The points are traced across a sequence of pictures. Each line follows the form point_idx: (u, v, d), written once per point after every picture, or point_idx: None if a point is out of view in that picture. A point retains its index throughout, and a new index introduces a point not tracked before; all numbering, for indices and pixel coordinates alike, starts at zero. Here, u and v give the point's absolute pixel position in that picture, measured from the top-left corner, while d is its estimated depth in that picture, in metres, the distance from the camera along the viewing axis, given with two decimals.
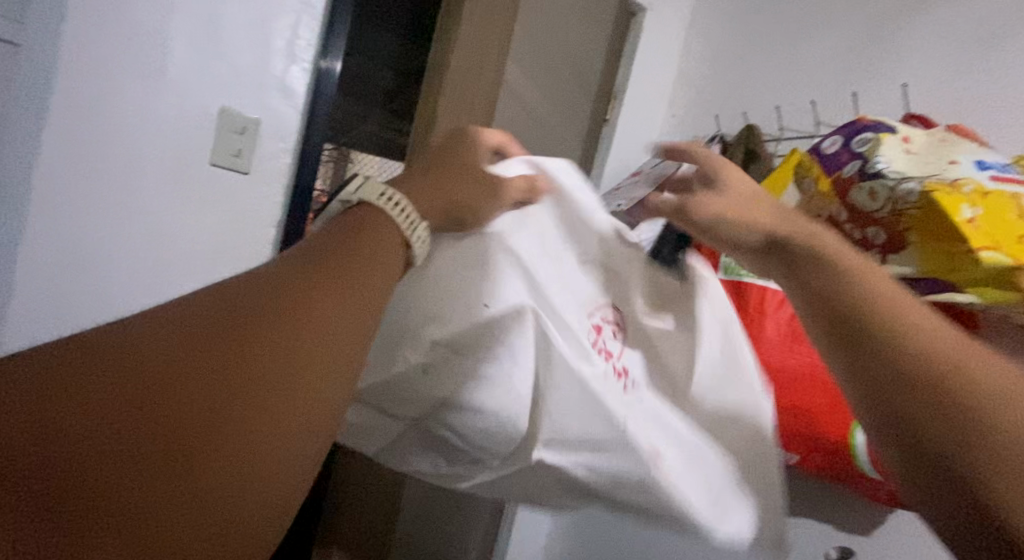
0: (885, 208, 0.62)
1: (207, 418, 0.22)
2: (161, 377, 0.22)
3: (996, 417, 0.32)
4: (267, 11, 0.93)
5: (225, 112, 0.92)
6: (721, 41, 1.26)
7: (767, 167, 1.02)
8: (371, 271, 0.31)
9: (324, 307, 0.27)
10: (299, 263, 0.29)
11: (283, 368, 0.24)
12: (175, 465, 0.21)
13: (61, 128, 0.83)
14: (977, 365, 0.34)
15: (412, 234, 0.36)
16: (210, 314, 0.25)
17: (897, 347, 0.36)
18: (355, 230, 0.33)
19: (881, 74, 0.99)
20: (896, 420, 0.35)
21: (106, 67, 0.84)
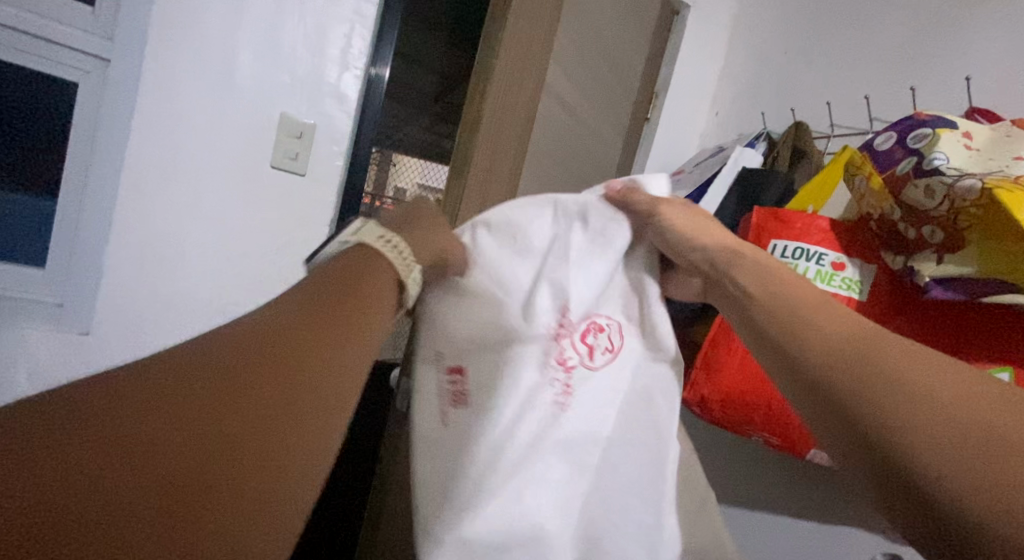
0: (943, 205, 0.60)
1: (207, 449, 0.25)
2: (164, 415, 0.25)
3: (977, 434, 0.32)
4: (324, 20, 0.97)
5: (284, 118, 0.97)
6: (771, 38, 1.24)
7: (816, 166, 0.99)
8: (360, 318, 0.32)
9: (318, 344, 0.30)
10: (290, 311, 0.31)
11: (274, 401, 0.27)
12: (175, 490, 0.24)
13: (143, 137, 0.91)
14: (929, 390, 0.35)
15: (407, 275, 0.37)
16: (209, 363, 0.27)
17: (863, 367, 0.37)
18: (348, 271, 0.35)
19: (943, 66, 0.95)
20: (851, 432, 0.36)
21: (181, 80, 0.92)
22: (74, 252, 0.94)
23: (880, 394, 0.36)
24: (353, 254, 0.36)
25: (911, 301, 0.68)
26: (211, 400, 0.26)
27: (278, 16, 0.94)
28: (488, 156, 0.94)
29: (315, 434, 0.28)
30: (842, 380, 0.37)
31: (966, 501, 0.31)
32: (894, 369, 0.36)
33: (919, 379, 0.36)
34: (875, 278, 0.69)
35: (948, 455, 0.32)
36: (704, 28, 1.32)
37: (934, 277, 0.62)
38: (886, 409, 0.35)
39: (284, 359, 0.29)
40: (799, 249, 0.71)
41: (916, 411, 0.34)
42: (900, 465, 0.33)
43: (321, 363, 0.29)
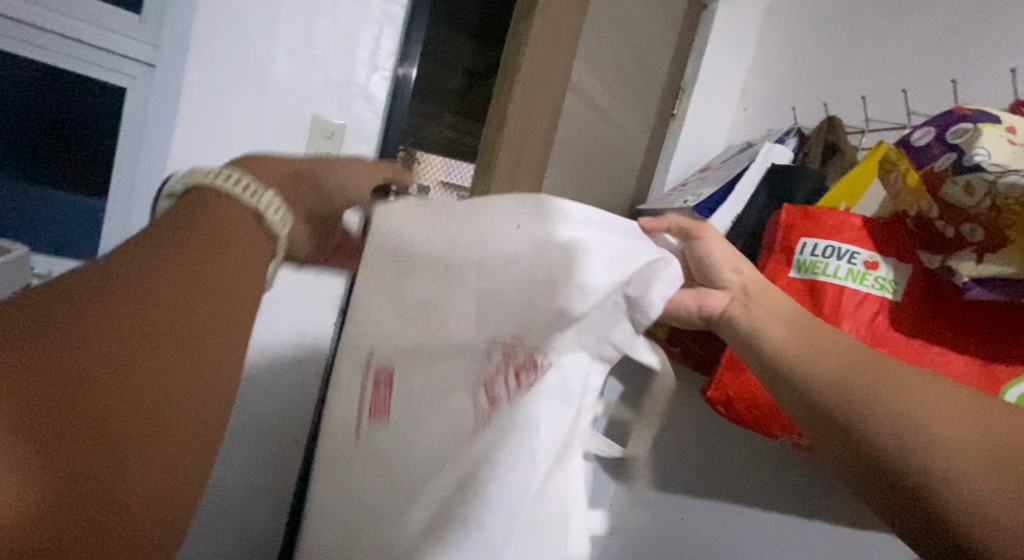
0: (985, 202, 0.58)
1: (68, 395, 0.25)
2: (28, 359, 0.24)
3: (956, 465, 0.39)
4: (355, 22, 0.98)
5: (316, 119, 0.98)
6: (803, 32, 1.22)
7: (849, 162, 0.97)
8: (229, 267, 0.31)
9: (200, 278, 0.30)
10: (148, 265, 0.29)
11: (154, 336, 0.27)
12: (50, 437, 0.24)
13: (186, 139, 0.95)
14: (933, 421, 0.40)
15: (262, 203, 0.34)
16: (46, 331, 0.25)
17: (868, 401, 0.43)
18: (212, 216, 0.33)
19: (986, 58, 0.92)
20: (857, 459, 0.43)
21: (220, 83, 0.94)
22: (122, 247, 0.98)
23: (882, 426, 0.42)
24: (209, 199, 0.33)
25: (944, 302, 0.66)
26: (55, 374, 0.25)
27: (311, 19, 0.96)
28: (517, 154, 0.94)
29: (210, 361, 0.29)
30: (854, 420, 0.43)
31: (967, 521, 0.37)
32: (893, 399, 0.42)
33: (919, 409, 0.41)
34: (910, 277, 0.67)
35: (962, 473, 0.38)
36: (734, 22, 1.29)
37: (973, 277, 0.60)
38: (891, 438, 0.41)
39: (136, 320, 0.27)
40: (830, 248, 0.70)
41: (912, 442, 0.40)
42: (919, 494, 0.39)
43: (199, 300, 0.29)
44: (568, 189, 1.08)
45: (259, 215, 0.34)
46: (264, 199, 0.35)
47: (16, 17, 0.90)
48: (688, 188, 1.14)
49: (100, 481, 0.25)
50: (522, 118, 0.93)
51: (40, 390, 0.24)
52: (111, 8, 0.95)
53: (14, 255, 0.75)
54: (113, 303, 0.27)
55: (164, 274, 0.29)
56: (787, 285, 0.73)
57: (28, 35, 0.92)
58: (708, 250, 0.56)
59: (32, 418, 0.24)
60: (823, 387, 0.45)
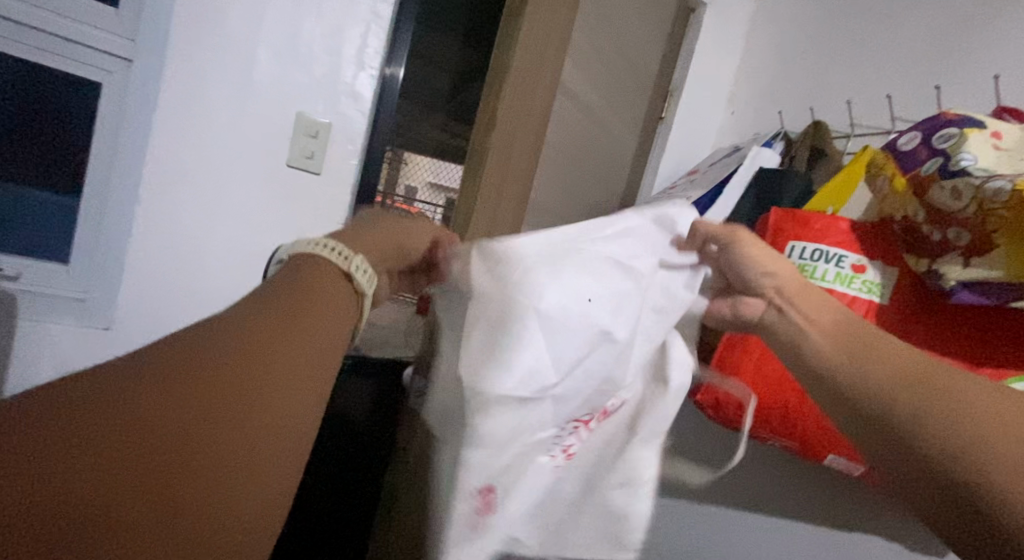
0: (970, 207, 0.59)
1: (171, 452, 0.26)
2: (132, 419, 0.26)
3: (1000, 449, 0.38)
4: (341, 21, 0.97)
5: (300, 117, 0.97)
6: (791, 36, 1.22)
7: (836, 167, 0.98)
8: (322, 311, 0.37)
9: (279, 342, 0.33)
10: (255, 308, 0.34)
11: (240, 392, 0.29)
12: (140, 500, 0.25)
13: (165, 135, 0.93)
14: (984, 422, 0.39)
15: (350, 265, 0.41)
16: (176, 357, 0.29)
17: (920, 401, 0.41)
18: (309, 278, 0.38)
19: (970, 64, 0.93)
20: (903, 457, 0.41)
21: (202, 79, 0.92)
22: (98, 247, 0.96)
23: (933, 413, 0.40)
24: (310, 263, 0.39)
25: (933, 304, 0.66)
26: (193, 386, 0.28)
27: (296, 17, 0.95)
28: (504, 156, 0.94)
29: (285, 416, 0.31)
30: (893, 407, 0.41)
31: (1013, 506, 0.36)
32: (941, 388, 0.41)
33: (963, 398, 0.41)
34: (895, 281, 0.67)
35: (1008, 458, 0.38)
36: (721, 26, 1.30)
37: (960, 281, 0.61)
38: (939, 424, 0.40)
39: (244, 345, 0.31)
40: (819, 251, 0.70)
41: (961, 427, 0.39)
42: (969, 482, 0.38)
43: (280, 359, 0.32)
44: (556, 191, 1.08)
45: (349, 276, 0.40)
46: (349, 260, 0.41)
47: None
48: (676, 191, 1.14)
49: (218, 474, 0.27)
50: (510, 119, 0.92)
51: (170, 399, 0.27)
52: (87, 1, 0.93)
53: None
54: (222, 336, 0.31)
55: (271, 315, 0.34)
56: None
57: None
58: (743, 253, 0.49)
59: (173, 418, 0.27)
60: (869, 374, 0.43)
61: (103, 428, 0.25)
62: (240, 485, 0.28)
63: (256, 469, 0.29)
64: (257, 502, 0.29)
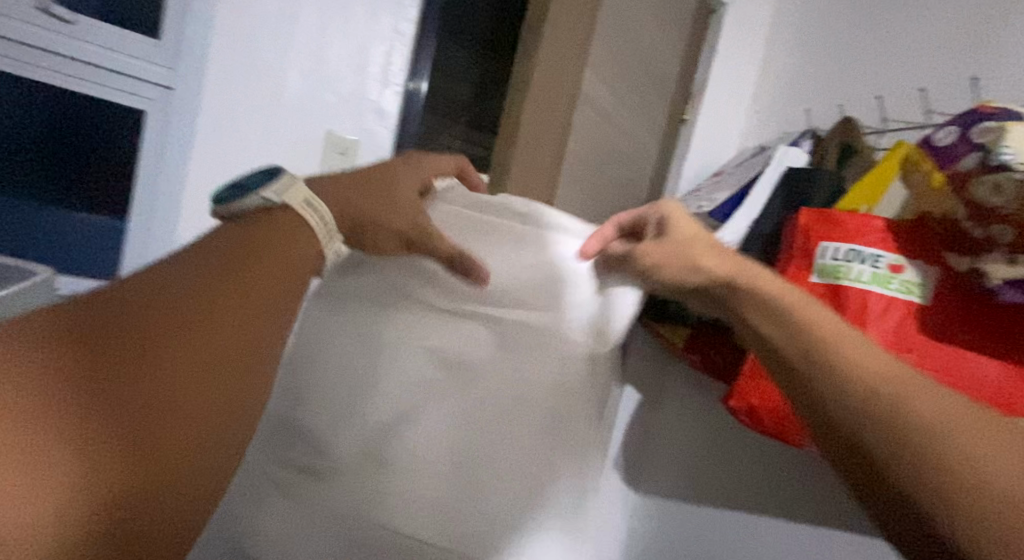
0: (1014, 202, 0.57)
1: (131, 389, 0.25)
2: (104, 354, 0.26)
3: (966, 468, 0.34)
4: (366, 39, 0.99)
5: (330, 135, 0.99)
6: (815, 34, 1.20)
7: (868, 164, 0.95)
8: (276, 265, 0.34)
9: (253, 288, 0.32)
10: (206, 265, 0.32)
11: (215, 335, 0.29)
12: (104, 432, 0.24)
13: (205, 157, 0.96)
14: (952, 427, 0.35)
15: (327, 240, 0.39)
16: (132, 301, 0.29)
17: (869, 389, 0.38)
18: (269, 235, 0.36)
19: (1007, 53, 0.90)
20: (855, 458, 0.38)
21: (237, 103, 0.95)
22: (142, 266, 1.00)
23: (894, 408, 0.37)
24: (278, 220, 0.37)
25: (978, 302, 0.63)
26: (154, 326, 0.28)
27: (323, 37, 0.97)
28: (530, 165, 0.94)
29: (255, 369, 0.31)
30: (865, 400, 0.38)
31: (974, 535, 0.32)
32: (906, 396, 0.37)
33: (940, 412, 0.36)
34: (937, 280, 0.65)
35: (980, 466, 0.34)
36: (743, 26, 1.29)
37: (1005, 279, 0.58)
38: (898, 415, 0.36)
39: (203, 305, 0.30)
40: (853, 251, 0.68)
41: (920, 426, 0.36)
42: (922, 502, 0.34)
43: (252, 303, 0.32)
44: (582, 197, 1.08)
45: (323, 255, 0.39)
46: (332, 231, 0.39)
47: (33, 44, 0.92)
48: (702, 193, 1.13)
49: (181, 438, 0.26)
50: (534, 129, 0.93)
51: (123, 366, 0.26)
52: (127, 31, 0.98)
53: (40, 277, 0.76)
54: (178, 295, 0.29)
55: (223, 273, 0.32)
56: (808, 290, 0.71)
57: (43, 61, 0.94)
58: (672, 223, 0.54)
59: (136, 389, 0.25)
60: (839, 357, 0.40)
61: (60, 396, 0.24)
62: (193, 453, 0.27)
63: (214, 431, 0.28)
64: (215, 460, 0.28)
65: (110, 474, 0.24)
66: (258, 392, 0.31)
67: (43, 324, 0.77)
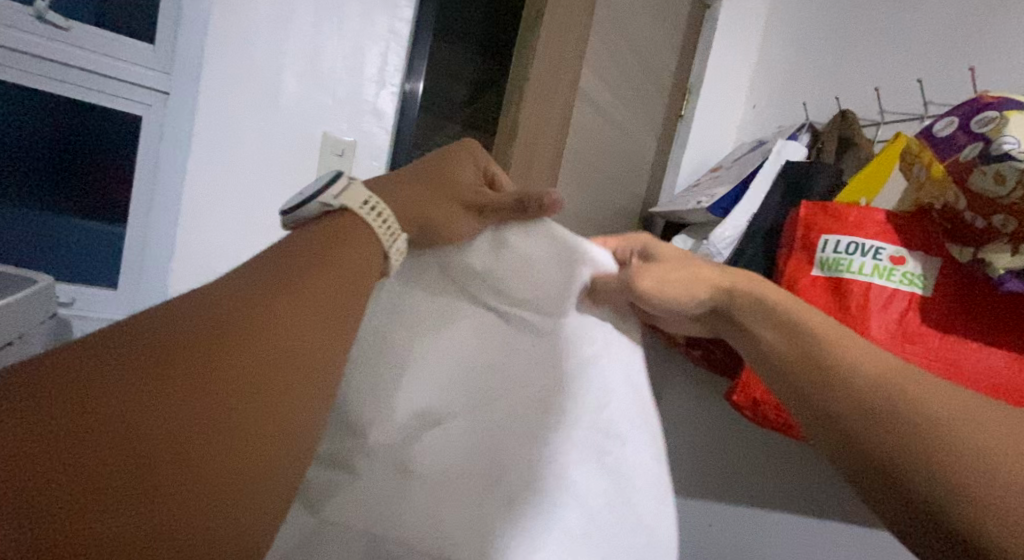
0: (1016, 192, 0.56)
1: (177, 423, 0.25)
2: (133, 395, 0.25)
3: (981, 458, 0.33)
4: (360, 39, 0.99)
5: (326, 137, 0.99)
6: (812, 27, 1.20)
7: (865, 157, 0.95)
8: (331, 276, 0.34)
9: (312, 299, 0.32)
10: (262, 279, 0.32)
11: (262, 359, 0.28)
12: (130, 480, 0.23)
13: (201, 161, 0.95)
14: (977, 437, 0.34)
15: (391, 245, 0.39)
16: (167, 331, 0.27)
17: (849, 381, 0.40)
18: (335, 245, 0.36)
19: (1002, 43, 0.89)
20: (886, 482, 0.36)
21: (233, 106, 0.95)
22: (141, 271, 0.99)
23: (901, 414, 0.36)
24: (336, 224, 0.37)
25: (980, 293, 0.63)
26: (185, 363, 0.26)
27: (318, 39, 0.97)
28: (528, 162, 0.93)
29: (311, 384, 0.30)
30: (869, 421, 0.38)
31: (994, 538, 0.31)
32: (905, 393, 0.37)
33: (958, 414, 0.35)
34: (939, 270, 0.65)
35: (986, 460, 0.33)
36: (738, 20, 1.29)
37: (1009, 269, 0.58)
38: (909, 426, 0.36)
39: (242, 337, 0.28)
40: (853, 244, 0.68)
41: (930, 428, 0.35)
42: (933, 507, 0.33)
43: (309, 312, 0.31)
44: (581, 194, 1.07)
45: (385, 255, 0.39)
46: (391, 225, 0.39)
47: (25, 50, 0.92)
48: (699, 188, 1.13)
49: (224, 483, 0.25)
50: (532, 127, 0.92)
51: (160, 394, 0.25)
52: (121, 38, 0.98)
53: (40, 285, 0.76)
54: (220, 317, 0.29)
55: (276, 286, 0.31)
56: (810, 283, 0.71)
57: (32, 66, 0.93)
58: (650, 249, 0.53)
59: (152, 426, 0.24)
60: (859, 375, 0.40)
61: (82, 447, 0.23)
62: (244, 486, 0.26)
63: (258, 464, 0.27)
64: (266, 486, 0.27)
65: (167, 519, 0.24)
66: (316, 418, 0.30)
67: (45, 331, 0.77)
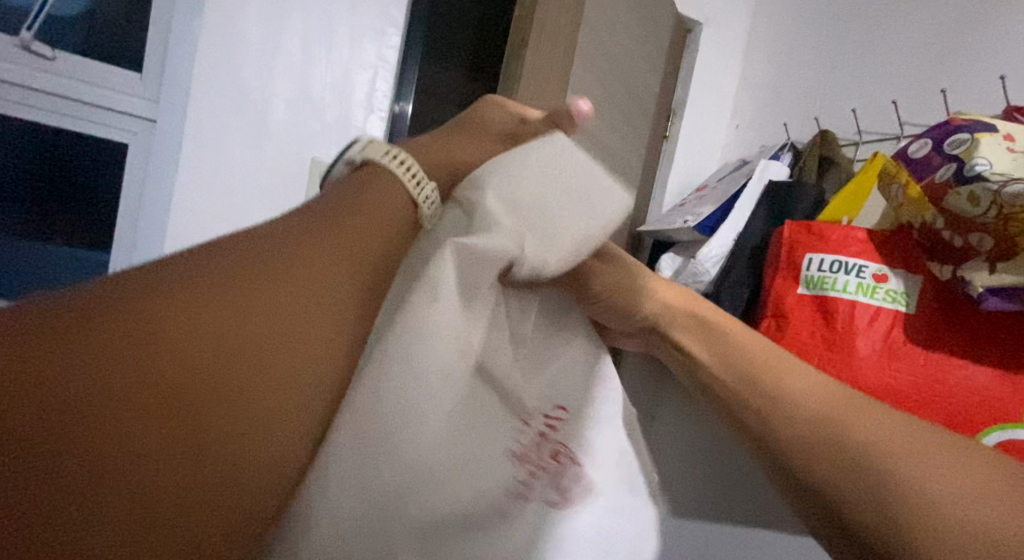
0: (991, 212, 0.58)
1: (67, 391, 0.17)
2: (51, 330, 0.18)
3: (888, 467, 0.35)
4: (349, 65, 1.00)
5: (316, 162, 0.99)
6: (790, 50, 1.23)
7: (845, 175, 0.97)
8: (343, 237, 0.25)
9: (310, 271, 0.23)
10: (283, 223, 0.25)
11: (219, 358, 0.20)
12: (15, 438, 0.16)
13: (186, 188, 0.94)
14: (891, 455, 0.35)
15: (420, 193, 0.31)
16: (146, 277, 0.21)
17: (823, 422, 0.39)
18: (352, 209, 0.27)
19: (972, 65, 0.92)
20: (807, 490, 0.38)
21: (219, 131, 0.95)
22: None
23: (850, 442, 0.37)
24: (358, 189, 0.28)
25: (961, 311, 0.64)
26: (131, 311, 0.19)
27: (306, 65, 0.98)
28: None
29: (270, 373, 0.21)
30: (812, 466, 0.37)
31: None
32: (853, 427, 0.37)
33: (893, 443, 0.36)
34: (921, 288, 0.66)
35: (880, 479, 0.34)
36: (720, 45, 1.32)
37: (988, 287, 0.58)
38: (857, 455, 0.36)
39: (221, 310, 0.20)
40: (837, 263, 0.71)
41: (861, 447, 0.36)
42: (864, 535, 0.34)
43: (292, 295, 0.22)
44: None
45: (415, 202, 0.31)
46: (426, 186, 0.32)
47: (20, 83, 0.94)
48: (685, 207, 1.14)
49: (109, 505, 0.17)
50: None
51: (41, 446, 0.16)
52: (110, 67, 1.00)
53: None
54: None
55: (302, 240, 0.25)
56: (797, 302, 0.74)
57: (25, 97, 0.95)
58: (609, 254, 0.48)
59: (182, 458, 0.18)
60: (810, 409, 0.39)
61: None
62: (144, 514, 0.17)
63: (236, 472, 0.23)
64: None
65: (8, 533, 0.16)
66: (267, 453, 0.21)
67: None
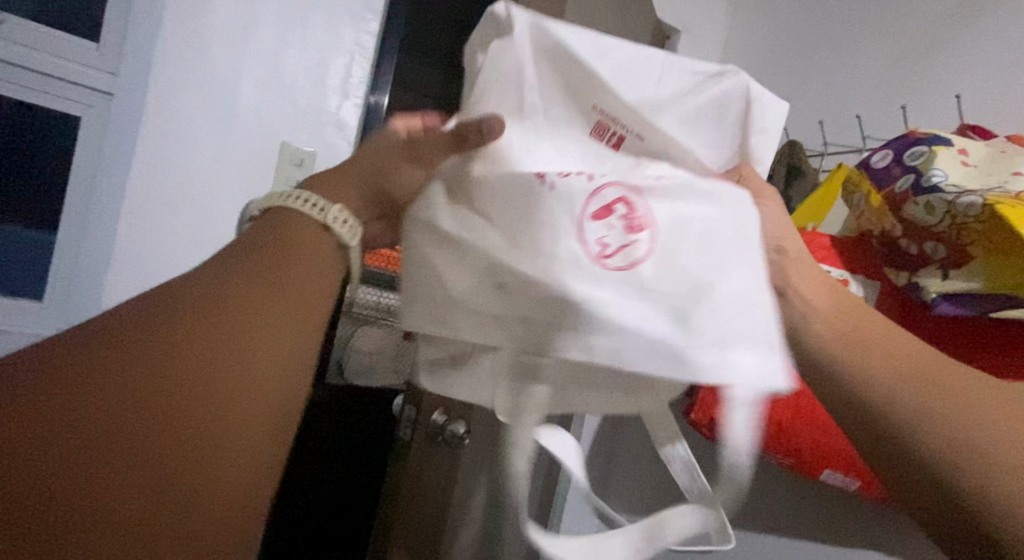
0: (945, 222, 0.60)
1: (123, 419, 0.26)
2: (103, 380, 0.26)
3: (988, 438, 0.35)
4: (325, 51, 0.99)
5: (285, 146, 0.98)
6: (762, 61, 1.26)
7: (813, 184, 0.99)
8: (282, 288, 0.32)
9: (285, 280, 0.32)
10: (231, 261, 0.33)
11: (204, 391, 0.28)
12: (96, 445, 0.25)
13: (142, 166, 0.92)
14: (993, 425, 0.35)
15: (325, 215, 0.36)
16: (165, 328, 0.28)
17: (924, 424, 0.36)
18: (283, 242, 0.34)
19: (931, 83, 0.96)
20: (915, 479, 0.36)
21: (184, 109, 0.93)
22: (72, 285, 0.94)
23: (953, 412, 0.36)
24: (272, 219, 0.35)
25: (920, 317, 0.65)
26: (155, 364, 0.27)
27: (280, 48, 0.96)
28: None
29: (262, 354, 0.30)
30: (910, 432, 0.36)
31: None
32: (961, 402, 0.36)
33: (994, 413, 0.36)
34: (879, 294, 0.68)
35: (995, 458, 0.34)
36: (696, 53, 1.35)
37: (940, 293, 0.60)
38: (962, 429, 0.35)
39: (161, 367, 0.27)
40: None
41: (964, 423, 0.36)
42: (976, 516, 0.34)
43: (259, 326, 0.30)
44: None
45: (326, 224, 0.36)
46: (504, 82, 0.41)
47: None
48: None
49: (155, 487, 0.26)
50: None
51: (133, 448, 0.25)
52: (68, 36, 0.95)
53: None
54: (155, 346, 0.28)
55: (243, 272, 0.32)
56: None
57: None
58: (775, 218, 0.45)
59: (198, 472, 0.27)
60: (908, 377, 0.38)
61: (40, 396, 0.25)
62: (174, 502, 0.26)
63: (230, 448, 0.28)
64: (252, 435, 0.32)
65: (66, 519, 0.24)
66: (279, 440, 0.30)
67: None
